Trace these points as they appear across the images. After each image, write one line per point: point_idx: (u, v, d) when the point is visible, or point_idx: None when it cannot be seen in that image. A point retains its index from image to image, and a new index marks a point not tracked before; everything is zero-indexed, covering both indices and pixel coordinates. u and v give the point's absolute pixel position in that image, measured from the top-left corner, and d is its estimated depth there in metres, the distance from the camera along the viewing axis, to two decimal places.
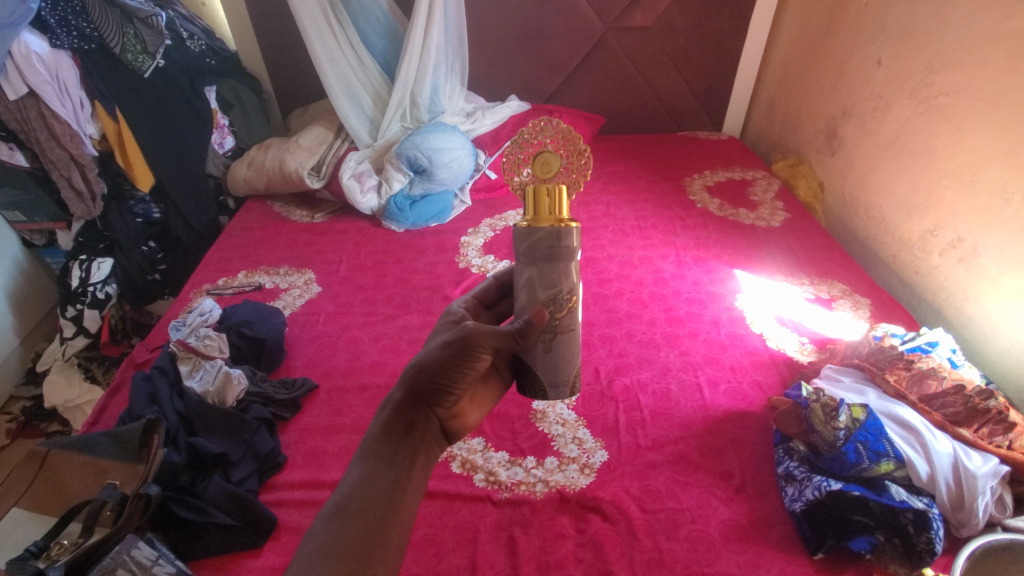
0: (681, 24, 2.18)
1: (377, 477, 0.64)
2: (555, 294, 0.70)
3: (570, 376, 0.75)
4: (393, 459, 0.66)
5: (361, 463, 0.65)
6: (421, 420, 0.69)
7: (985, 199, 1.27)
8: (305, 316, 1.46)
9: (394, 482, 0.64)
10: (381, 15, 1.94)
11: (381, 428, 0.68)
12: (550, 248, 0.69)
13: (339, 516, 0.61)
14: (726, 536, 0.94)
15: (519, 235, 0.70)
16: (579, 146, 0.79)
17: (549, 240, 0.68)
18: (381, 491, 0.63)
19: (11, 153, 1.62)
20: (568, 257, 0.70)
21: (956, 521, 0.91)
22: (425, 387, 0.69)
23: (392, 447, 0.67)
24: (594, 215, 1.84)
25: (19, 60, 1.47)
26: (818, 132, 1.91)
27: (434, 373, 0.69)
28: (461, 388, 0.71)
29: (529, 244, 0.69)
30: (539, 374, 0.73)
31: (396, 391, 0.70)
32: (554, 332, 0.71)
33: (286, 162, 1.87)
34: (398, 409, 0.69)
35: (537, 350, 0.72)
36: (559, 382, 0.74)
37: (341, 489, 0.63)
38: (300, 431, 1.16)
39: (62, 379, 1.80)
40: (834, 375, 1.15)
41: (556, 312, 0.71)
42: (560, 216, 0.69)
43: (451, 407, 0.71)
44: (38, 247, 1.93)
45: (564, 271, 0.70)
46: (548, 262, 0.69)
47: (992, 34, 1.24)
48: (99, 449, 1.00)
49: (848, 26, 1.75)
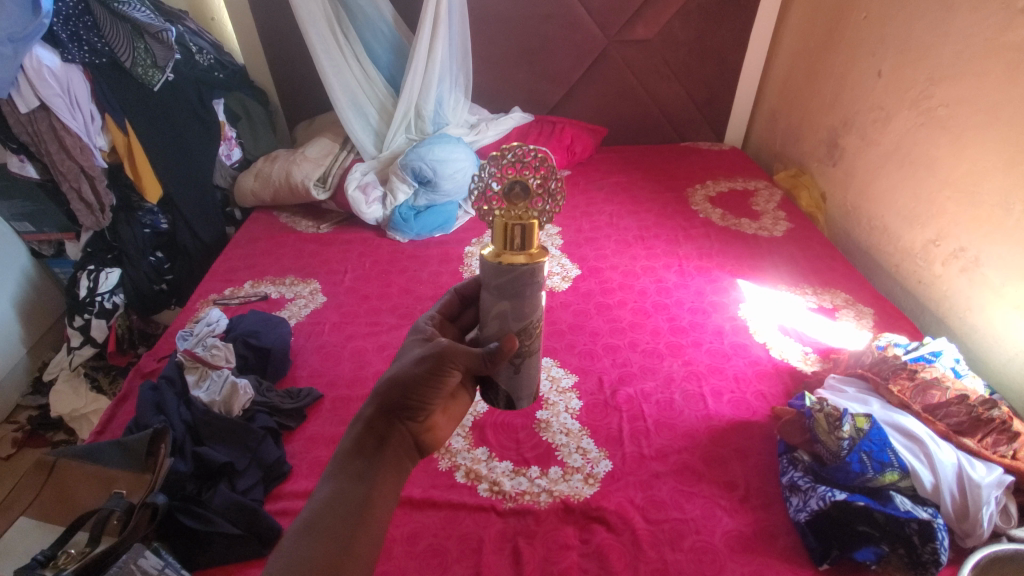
0: (683, 36, 2.20)
1: (348, 492, 0.66)
2: (525, 324, 0.72)
3: (533, 391, 0.80)
4: (366, 474, 0.68)
5: (332, 480, 0.67)
6: (394, 436, 0.70)
7: (987, 209, 1.27)
8: (311, 326, 1.47)
9: (365, 497, 0.66)
10: (387, 29, 1.97)
11: (353, 444, 0.70)
12: (522, 284, 0.68)
13: (309, 531, 0.63)
14: (731, 546, 0.94)
15: (489, 269, 0.68)
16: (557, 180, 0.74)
17: (523, 278, 0.68)
18: (350, 507, 0.65)
19: (22, 165, 1.64)
20: (536, 290, 0.70)
21: (961, 531, 0.91)
22: (399, 402, 0.70)
23: (363, 463, 0.68)
24: (597, 225, 1.85)
25: (30, 74, 1.50)
26: (820, 142, 1.92)
27: (409, 389, 0.70)
28: (434, 404, 0.72)
29: (502, 280, 0.68)
30: (505, 391, 0.77)
31: (368, 406, 0.71)
32: (524, 356, 0.75)
33: (293, 174, 1.89)
34: (371, 425, 0.70)
35: (505, 370, 0.75)
36: (524, 396, 0.79)
37: (313, 504, 0.66)
38: (305, 441, 1.16)
39: (69, 389, 1.81)
40: (839, 386, 1.15)
41: (526, 339, 0.73)
42: (531, 250, 0.68)
43: (423, 422, 0.72)
44: (48, 258, 1.96)
45: (533, 303, 0.71)
46: (519, 297, 0.69)
47: (991, 47, 1.26)
48: (106, 458, 1.01)
49: (848, 39, 1.77)
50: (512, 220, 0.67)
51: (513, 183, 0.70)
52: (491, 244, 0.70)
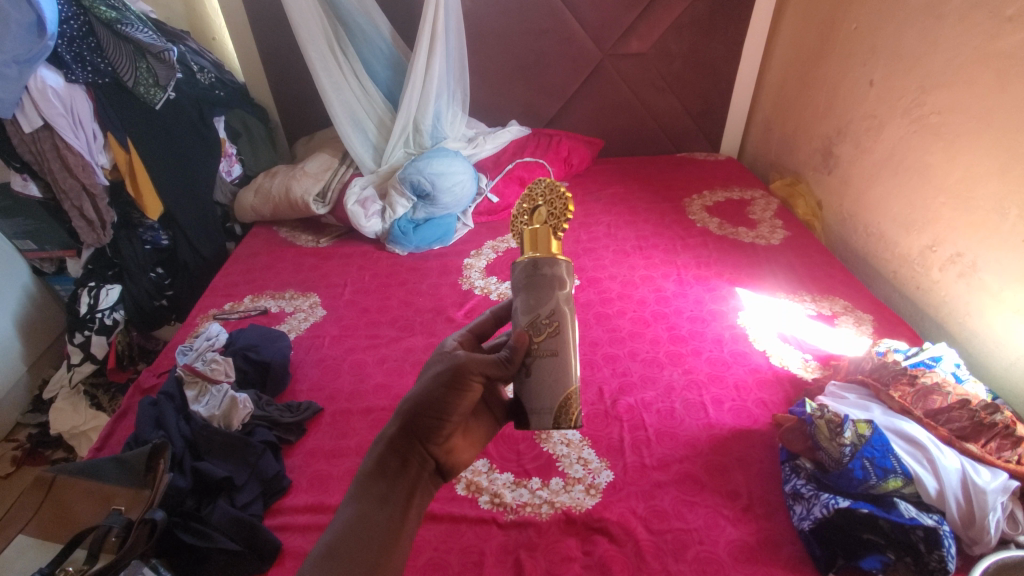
0: (676, 49, 2.22)
1: (370, 516, 0.65)
2: (533, 318, 0.71)
3: (554, 404, 0.71)
4: (387, 497, 0.67)
5: (354, 502, 0.67)
6: (415, 459, 0.70)
7: (982, 214, 1.28)
8: (310, 340, 1.47)
9: (388, 522, 0.66)
10: (385, 46, 2.00)
11: (375, 464, 0.69)
12: (530, 276, 0.72)
13: (330, 557, 0.61)
14: (735, 556, 0.93)
15: (511, 268, 0.75)
16: (564, 199, 0.77)
17: (530, 269, 0.72)
18: (372, 530, 0.64)
19: (25, 184, 1.66)
20: (548, 282, 0.71)
21: (968, 538, 0.90)
22: (419, 423, 0.70)
23: (386, 486, 0.68)
24: (595, 236, 1.86)
25: (35, 95, 1.53)
26: (815, 150, 1.93)
27: (428, 407, 0.70)
28: (453, 421, 0.71)
29: (515, 275, 0.74)
30: (525, 403, 0.71)
31: (391, 425, 0.71)
32: (534, 356, 0.71)
33: (292, 189, 1.90)
34: (392, 446, 0.70)
35: (521, 377, 0.72)
36: (541, 408, 0.71)
37: (333, 527, 0.64)
38: (305, 455, 1.16)
39: (69, 406, 1.82)
40: (839, 392, 1.14)
41: (535, 336, 0.71)
42: (553, 251, 0.74)
43: (444, 444, 0.71)
44: (49, 275, 1.97)
45: (545, 295, 0.71)
46: (528, 288, 0.71)
47: (981, 55, 1.27)
48: (106, 474, 1.01)
49: (839, 49, 1.79)
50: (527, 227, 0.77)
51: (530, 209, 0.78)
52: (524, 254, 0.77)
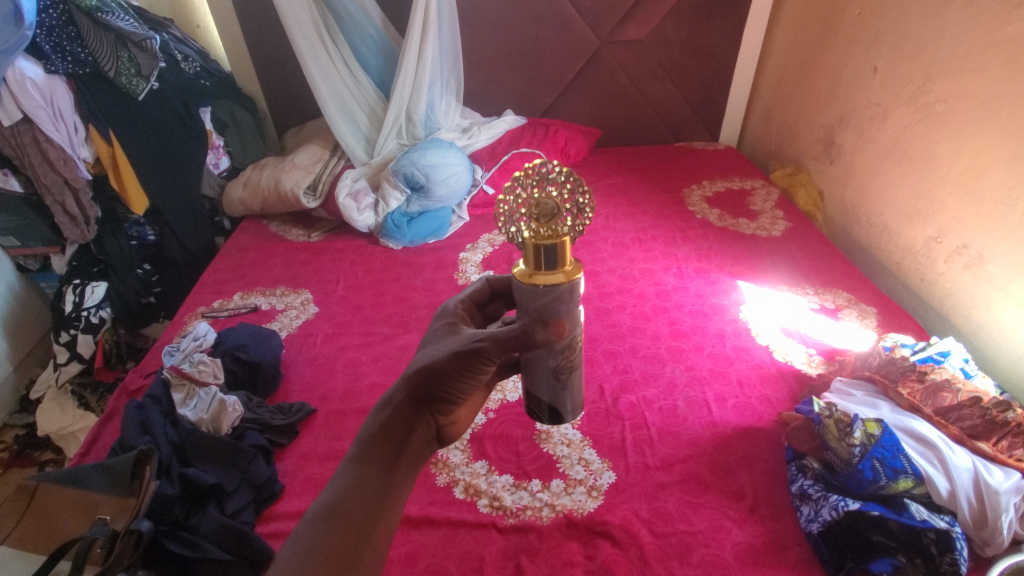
0: (675, 36, 2.18)
1: (372, 481, 0.62)
2: (570, 340, 0.67)
3: (578, 403, 0.74)
4: (390, 466, 0.63)
5: (353, 466, 0.63)
6: (421, 424, 0.67)
7: (990, 205, 1.25)
8: (302, 338, 1.43)
9: (388, 487, 0.62)
10: (375, 33, 1.94)
11: (380, 430, 0.65)
12: (561, 303, 0.63)
13: (328, 518, 0.58)
14: (741, 559, 0.90)
15: (523, 290, 0.62)
16: (583, 195, 0.65)
17: (564, 296, 0.62)
18: (372, 494, 0.61)
19: (5, 179, 1.61)
20: (574, 305, 0.64)
21: (980, 540, 0.87)
22: (430, 392, 0.68)
23: (390, 453, 0.64)
24: (594, 228, 1.82)
25: (13, 86, 1.47)
26: (816, 139, 1.90)
27: (442, 380, 0.67)
28: (464, 397, 0.69)
29: (541, 301, 0.62)
30: (554, 406, 0.72)
31: (400, 390, 0.68)
32: (568, 371, 0.70)
33: (282, 182, 1.85)
34: (399, 411, 0.66)
35: (553, 385, 0.70)
36: (569, 408, 0.73)
37: (330, 491, 0.61)
38: (297, 458, 1.12)
39: (56, 407, 1.77)
40: (845, 389, 1.12)
41: (570, 355, 0.68)
42: (564, 267, 0.62)
43: (451, 415, 0.69)
44: (33, 273, 1.91)
45: (573, 317, 0.65)
46: (560, 312, 0.63)
47: (989, 40, 1.24)
48: (91, 482, 0.97)
49: (842, 35, 1.75)
50: (541, 238, 0.61)
51: (538, 203, 0.63)
52: (523, 264, 0.63)
